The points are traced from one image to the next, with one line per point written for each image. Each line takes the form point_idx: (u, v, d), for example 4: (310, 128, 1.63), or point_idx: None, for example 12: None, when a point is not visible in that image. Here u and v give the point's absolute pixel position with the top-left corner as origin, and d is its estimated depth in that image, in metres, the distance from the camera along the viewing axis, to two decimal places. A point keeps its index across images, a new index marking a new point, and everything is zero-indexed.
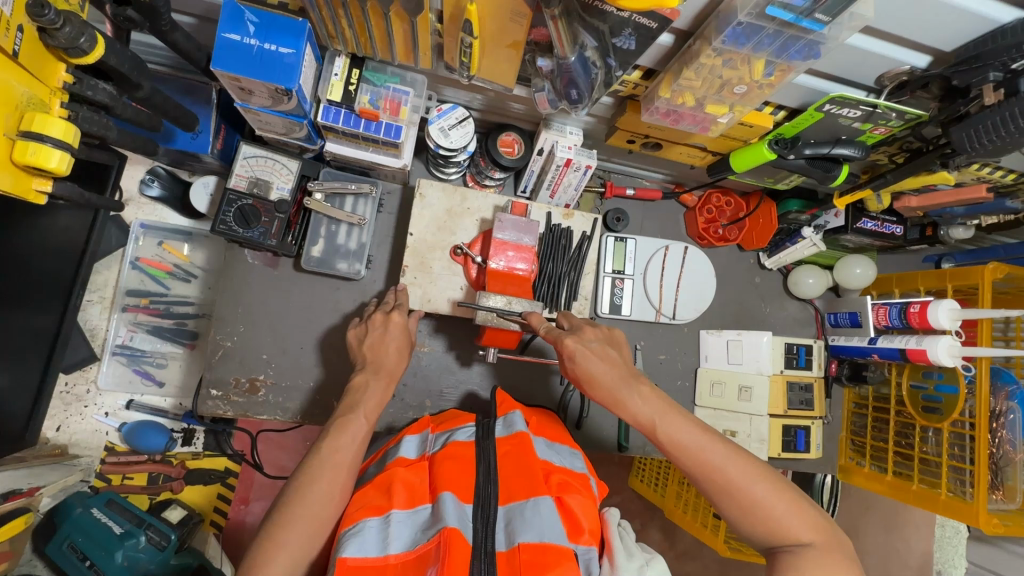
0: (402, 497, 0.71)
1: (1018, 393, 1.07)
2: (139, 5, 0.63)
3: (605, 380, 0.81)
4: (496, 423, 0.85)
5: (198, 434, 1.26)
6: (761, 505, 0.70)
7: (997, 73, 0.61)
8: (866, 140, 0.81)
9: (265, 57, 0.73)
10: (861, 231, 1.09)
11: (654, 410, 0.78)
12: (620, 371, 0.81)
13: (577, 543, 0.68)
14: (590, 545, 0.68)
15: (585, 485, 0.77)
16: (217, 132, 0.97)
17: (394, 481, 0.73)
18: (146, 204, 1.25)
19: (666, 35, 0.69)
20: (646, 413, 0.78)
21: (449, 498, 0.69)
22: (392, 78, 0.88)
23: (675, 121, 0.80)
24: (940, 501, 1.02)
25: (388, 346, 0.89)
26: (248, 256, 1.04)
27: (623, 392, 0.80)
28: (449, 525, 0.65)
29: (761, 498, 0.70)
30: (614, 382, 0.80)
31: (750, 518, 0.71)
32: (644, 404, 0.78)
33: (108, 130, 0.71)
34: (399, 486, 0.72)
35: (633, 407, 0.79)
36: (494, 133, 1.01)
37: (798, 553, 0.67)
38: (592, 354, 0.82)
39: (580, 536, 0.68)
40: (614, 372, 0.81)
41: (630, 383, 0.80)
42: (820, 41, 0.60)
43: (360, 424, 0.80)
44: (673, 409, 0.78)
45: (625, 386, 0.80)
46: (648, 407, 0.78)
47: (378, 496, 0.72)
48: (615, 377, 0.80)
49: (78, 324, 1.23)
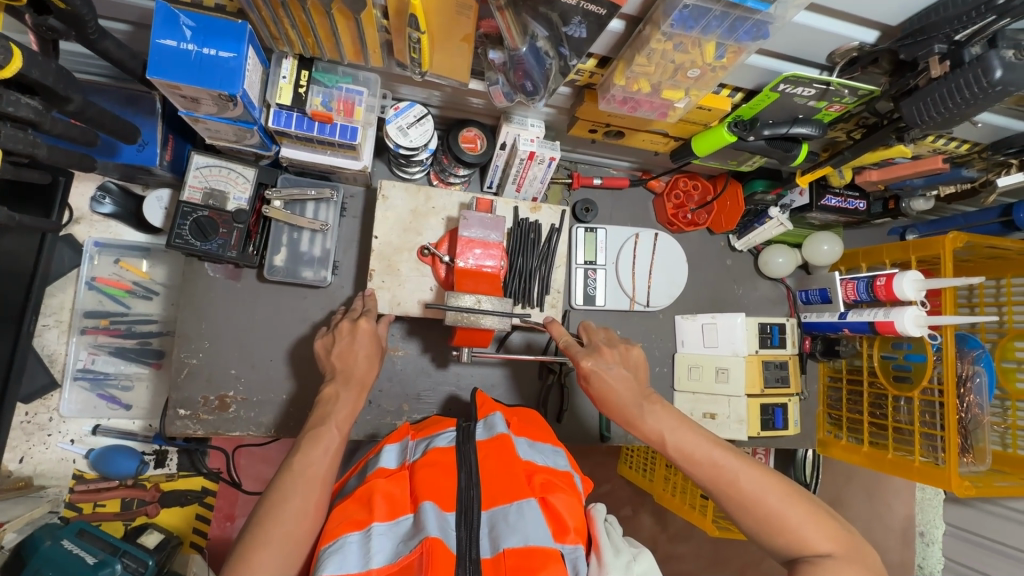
0: (382, 509, 0.69)
1: (982, 356, 1.11)
2: (60, 14, 0.60)
3: (619, 399, 0.85)
4: (476, 426, 0.83)
5: (170, 455, 1.23)
6: (778, 517, 0.72)
7: (942, 45, 0.62)
8: (822, 118, 0.81)
9: (205, 63, 0.70)
10: (825, 208, 1.11)
11: (666, 424, 0.81)
12: (634, 390, 0.85)
13: (563, 543, 0.67)
14: (576, 543, 0.68)
15: (569, 483, 0.77)
16: (165, 143, 0.93)
17: (374, 493, 0.71)
18: (99, 221, 1.20)
19: (616, 21, 0.68)
20: (657, 428, 0.81)
21: (429, 507, 0.68)
22: (344, 78, 0.85)
23: (633, 109, 0.79)
24: (914, 468, 1.04)
25: (361, 354, 0.88)
26: (209, 269, 1.01)
27: (637, 411, 0.83)
28: (431, 535, 0.64)
29: (777, 510, 0.72)
30: (628, 399, 0.84)
31: (768, 529, 0.73)
32: (656, 421, 0.81)
33: (37, 147, 0.67)
34: (379, 497, 0.71)
35: (647, 423, 0.82)
36: (454, 130, 0.99)
37: (816, 563, 0.69)
38: (608, 374, 0.86)
39: (565, 536, 0.68)
40: (628, 392, 0.85)
41: (643, 401, 0.84)
42: (768, 21, 0.59)
43: (332, 435, 0.78)
44: (686, 426, 0.80)
45: (638, 404, 0.83)
46: (662, 425, 0.81)
47: (358, 510, 0.70)
48: (629, 396, 0.84)
49: (36, 350, 1.18)
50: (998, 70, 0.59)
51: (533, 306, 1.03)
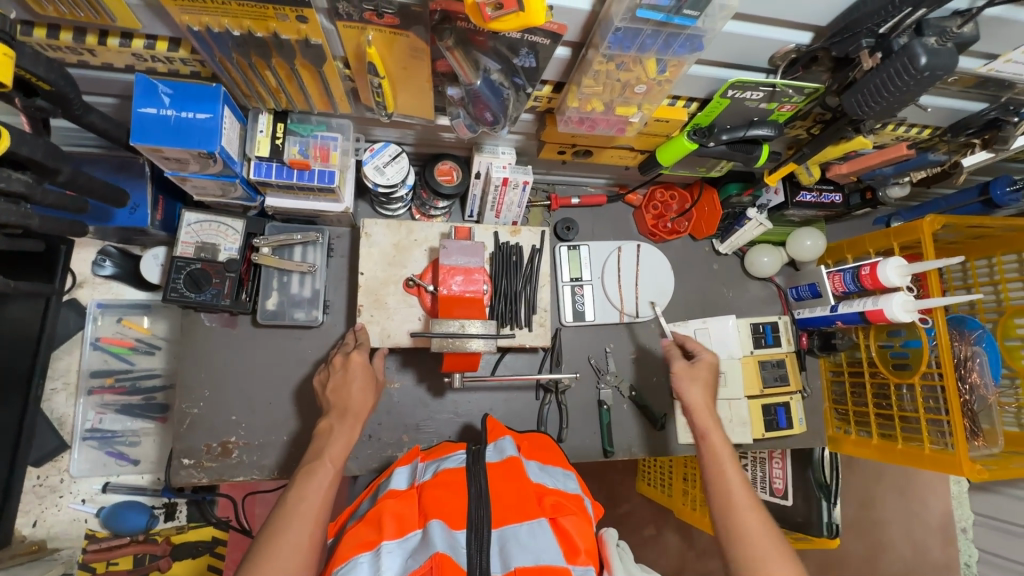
0: (391, 527, 0.68)
1: (983, 337, 1.10)
2: (48, 95, 0.66)
3: (700, 404, 0.94)
4: (486, 449, 0.83)
5: (180, 507, 1.25)
6: (761, 554, 0.73)
7: (868, 39, 0.64)
8: (778, 119, 0.84)
9: (184, 125, 0.75)
10: (801, 205, 1.14)
11: (721, 444, 0.88)
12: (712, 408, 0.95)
13: (574, 564, 0.66)
14: (587, 565, 0.66)
15: (579, 506, 0.75)
16: (156, 204, 0.98)
17: (384, 513, 0.70)
18: (101, 284, 1.25)
19: (561, 48, 0.71)
20: (714, 443, 0.89)
21: (438, 525, 0.67)
22: (318, 126, 0.90)
23: (591, 127, 0.83)
24: (925, 456, 1.02)
25: (355, 386, 0.90)
26: (204, 319, 1.04)
27: (704, 419, 0.92)
28: (439, 551, 0.63)
29: (765, 557, 0.73)
30: (705, 408, 0.94)
31: (748, 570, 0.73)
32: (716, 435, 0.90)
33: (29, 218, 0.70)
34: (388, 517, 0.70)
35: (709, 433, 0.91)
36: (431, 164, 1.04)
37: None
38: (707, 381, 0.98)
39: (576, 557, 0.66)
40: (707, 402, 0.95)
41: (712, 418, 0.92)
42: (699, 34, 0.62)
43: (326, 470, 0.79)
44: (728, 456, 0.87)
45: (707, 417, 0.92)
46: (715, 446, 0.88)
47: (368, 531, 0.69)
48: (706, 406, 0.94)
49: (45, 414, 1.21)
50: (922, 57, 0.60)
51: (520, 326, 1.05)
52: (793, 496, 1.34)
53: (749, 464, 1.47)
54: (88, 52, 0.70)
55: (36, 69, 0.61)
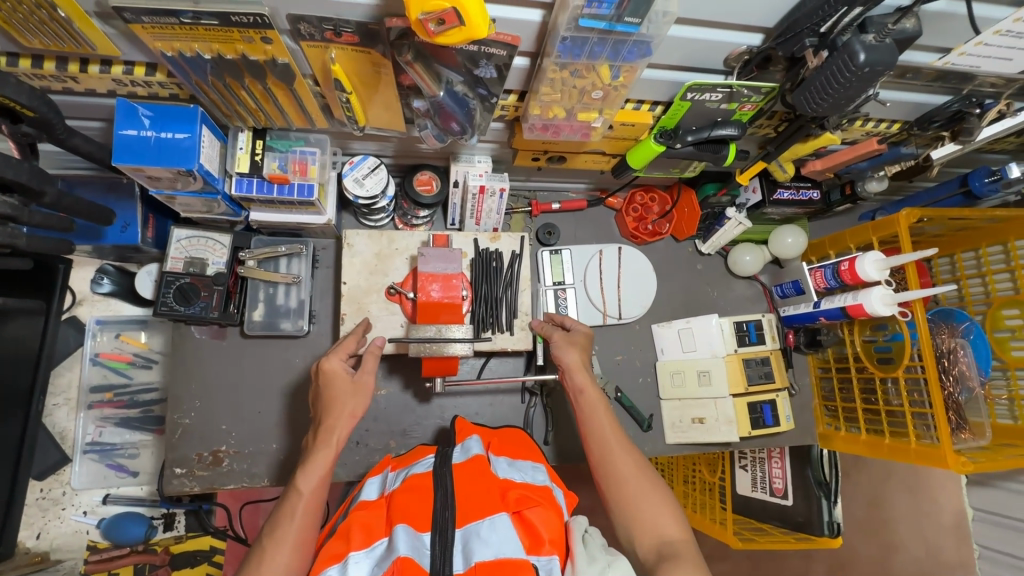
0: (359, 538, 0.70)
1: (972, 329, 1.10)
2: (32, 121, 0.70)
3: (572, 359, 0.95)
4: (453, 451, 0.85)
5: (179, 517, 1.28)
6: (636, 493, 0.79)
7: (811, 38, 0.66)
8: (741, 118, 0.86)
9: (163, 145, 0.79)
10: (778, 203, 1.14)
11: (592, 394, 0.91)
12: (583, 360, 0.96)
13: (538, 555, 0.68)
14: (551, 555, 0.68)
15: (547, 497, 0.77)
16: (146, 222, 1.02)
17: (352, 524, 0.72)
18: (99, 301, 1.29)
19: (519, 58, 0.74)
20: (587, 392, 0.91)
21: (403, 530, 0.69)
22: (296, 141, 0.94)
23: (556, 133, 0.85)
24: (911, 450, 1.01)
25: (332, 408, 0.85)
26: (195, 332, 1.08)
27: (575, 372, 0.93)
28: (402, 554, 0.65)
29: (637, 494, 0.79)
30: (578, 359, 0.95)
31: (626, 509, 0.79)
32: (587, 386, 0.92)
33: (17, 237, 0.74)
34: (356, 528, 0.72)
35: (582, 384, 0.92)
36: (410, 175, 1.07)
37: (663, 547, 0.74)
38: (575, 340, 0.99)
39: (540, 548, 0.68)
40: (578, 357, 0.95)
41: (583, 371, 0.94)
42: (646, 40, 0.64)
43: (296, 498, 0.77)
44: (603, 409, 0.89)
45: (578, 370, 0.94)
46: (590, 403, 0.90)
47: (337, 543, 0.71)
48: (577, 360, 0.95)
49: (47, 428, 1.25)
50: (861, 54, 0.62)
51: (501, 330, 1.07)
52: (793, 495, 1.35)
53: (749, 464, 1.45)
54: (71, 79, 0.74)
55: (19, 97, 0.65)
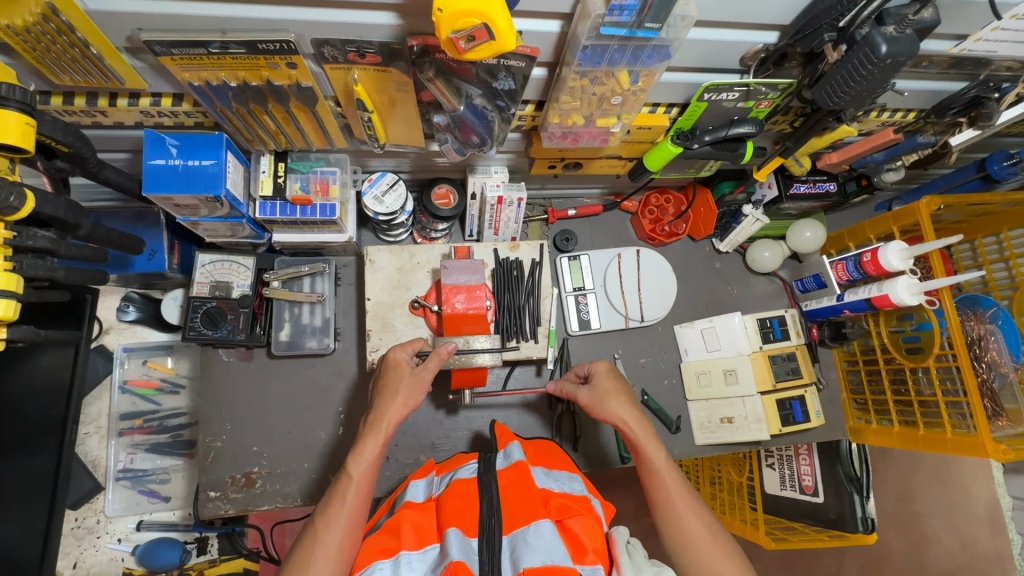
0: (411, 538, 0.70)
1: (999, 314, 1.09)
2: (67, 157, 0.72)
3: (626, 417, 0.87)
4: (495, 456, 0.84)
5: (211, 541, 1.28)
6: (706, 559, 0.76)
7: (830, 33, 0.66)
8: (758, 115, 0.86)
9: (190, 173, 0.80)
10: (796, 197, 1.12)
11: (658, 457, 0.83)
12: (638, 415, 0.88)
13: (582, 563, 0.67)
14: (595, 564, 0.67)
15: (588, 507, 0.77)
16: (172, 248, 1.04)
17: (402, 523, 0.73)
18: (126, 328, 1.31)
19: (538, 69, 0.75)
20: (651, 455, 0.84)
21: (453, 533, 0.69)
22: (317, 162, 0.95)
23: (575, 140, 0.86)
24: (948, 441, 0.99)
25: (390, 400, 0.84)
26: (222, 355, 1.09)
27: (635, 431, 0.86)
28: (454, 559, 0.65)
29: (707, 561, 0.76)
30: (631, 417, 0.87)
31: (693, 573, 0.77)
32: (651, 448, 0.84)
33: (54, 270, 0.75)
34: (407, 527, 0.72)
35: (643, 446, 0.85)
36: (428, 189, 1.08)
37: None
38: (618, 393, 0.90)
39: (584, 556, 0.68)
40: (633, 413, 0.88)
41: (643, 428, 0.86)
42: (666, 44, 0.65)
43: (348, 485, 0.77)
44: (668, 474, 0.82)
45: (637, 428, 0.86)
46: (651, 466, 0.83)
47: (387, 539, 0.71)
48: (633, 417, 0.87)
49: (80, 457, 1.27)
50: (883, 45, 0.63)
51: (526, 338, 1.07)
52: (824, 492, 1.30)
53: (776, 463, 1.41)
54: (101, 114, 0.76)
55: (55, 134, 0.66)
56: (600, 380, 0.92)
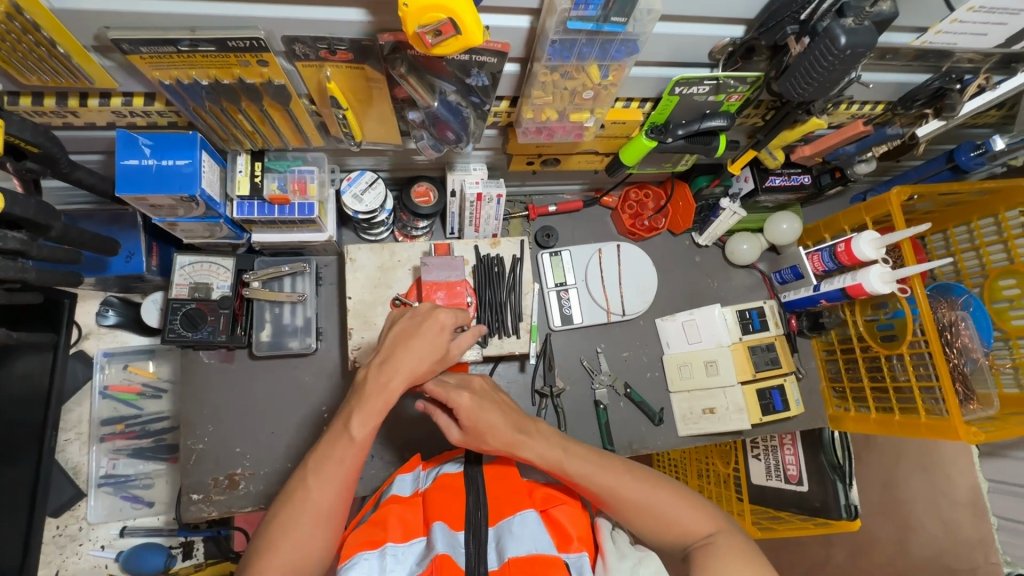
0: (397, 531, 0.70)
1: (970, 301, 1.12)
2: (37, 158, 0.71)
3: (503, 431, 0.76)
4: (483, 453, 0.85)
5: (197, 545, 1.27)
6: (658, 510, 0.73)
7: (792, 26, 0.68)
8: (729, 109, 0.87)
9: (164, 173, 0.80)
10: (771, 189, 1.14)
11: (553, 449, 0.77)
12: (510, 420, 0.77)
13: (567, 552, 0.68)
14: (580, 552, 0.68)
15: (573, 496, 0.78)
16: (149, 251, 1.03)
17: (389, 516, 0.72)
18: (106, 333, 1.30)
19: (510, 64, 0.76)
20: (547, 451, 0.77)
21: (439, 527, 0.69)
22: (295, 162, 0.95)
23: (550, 135, 0.87)
24: (922, 425, 1.02)
25: (413, 357, 0.74)
26: (203, 356, 1.08)
27: (519, 437, 0.77)
28: (440, 552, 0.65)
29: (658, 512, 0.73)
30: (508, 430, 0.76)
31: (657, 532, 0.73)
32: (544, 446, 0.77)
33: (26, 272, 0.74)
34: (394, 520, 0.71)
35: (535, 448, 0.77)
36: (407, 188, 1.08)
37: (706, 547, 0.70)
38: (487, 416, 0.76)
39: (568, 545, 0.68)
40: (506, 422, 0.77)
41: (524, 428, 0.78)
42: (633, 38, 0.66)
43: (347, 445, 0.71)
44: (574, 455, 0.76)
45: (519, 431, 0.77)
46: (557, 456, 0.76)
47: (372, 531, 0.71)
48: (509, 425, 0.77)
49: (60, 464, 1.25)
50: (842, 37, 0.65)
51: (508, 333, 1.08)
52: (808, 481, 1.32)
53: (761, 453, 1.43)
54: (72, 114, 0.75)
55: (23, 134, 0.66)
56: (466, 420, 0.76)
